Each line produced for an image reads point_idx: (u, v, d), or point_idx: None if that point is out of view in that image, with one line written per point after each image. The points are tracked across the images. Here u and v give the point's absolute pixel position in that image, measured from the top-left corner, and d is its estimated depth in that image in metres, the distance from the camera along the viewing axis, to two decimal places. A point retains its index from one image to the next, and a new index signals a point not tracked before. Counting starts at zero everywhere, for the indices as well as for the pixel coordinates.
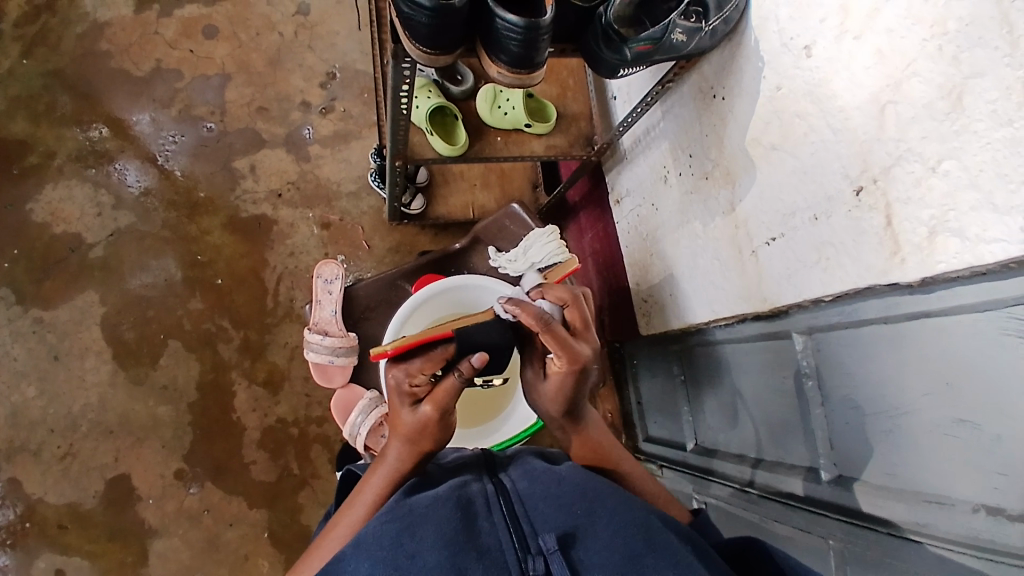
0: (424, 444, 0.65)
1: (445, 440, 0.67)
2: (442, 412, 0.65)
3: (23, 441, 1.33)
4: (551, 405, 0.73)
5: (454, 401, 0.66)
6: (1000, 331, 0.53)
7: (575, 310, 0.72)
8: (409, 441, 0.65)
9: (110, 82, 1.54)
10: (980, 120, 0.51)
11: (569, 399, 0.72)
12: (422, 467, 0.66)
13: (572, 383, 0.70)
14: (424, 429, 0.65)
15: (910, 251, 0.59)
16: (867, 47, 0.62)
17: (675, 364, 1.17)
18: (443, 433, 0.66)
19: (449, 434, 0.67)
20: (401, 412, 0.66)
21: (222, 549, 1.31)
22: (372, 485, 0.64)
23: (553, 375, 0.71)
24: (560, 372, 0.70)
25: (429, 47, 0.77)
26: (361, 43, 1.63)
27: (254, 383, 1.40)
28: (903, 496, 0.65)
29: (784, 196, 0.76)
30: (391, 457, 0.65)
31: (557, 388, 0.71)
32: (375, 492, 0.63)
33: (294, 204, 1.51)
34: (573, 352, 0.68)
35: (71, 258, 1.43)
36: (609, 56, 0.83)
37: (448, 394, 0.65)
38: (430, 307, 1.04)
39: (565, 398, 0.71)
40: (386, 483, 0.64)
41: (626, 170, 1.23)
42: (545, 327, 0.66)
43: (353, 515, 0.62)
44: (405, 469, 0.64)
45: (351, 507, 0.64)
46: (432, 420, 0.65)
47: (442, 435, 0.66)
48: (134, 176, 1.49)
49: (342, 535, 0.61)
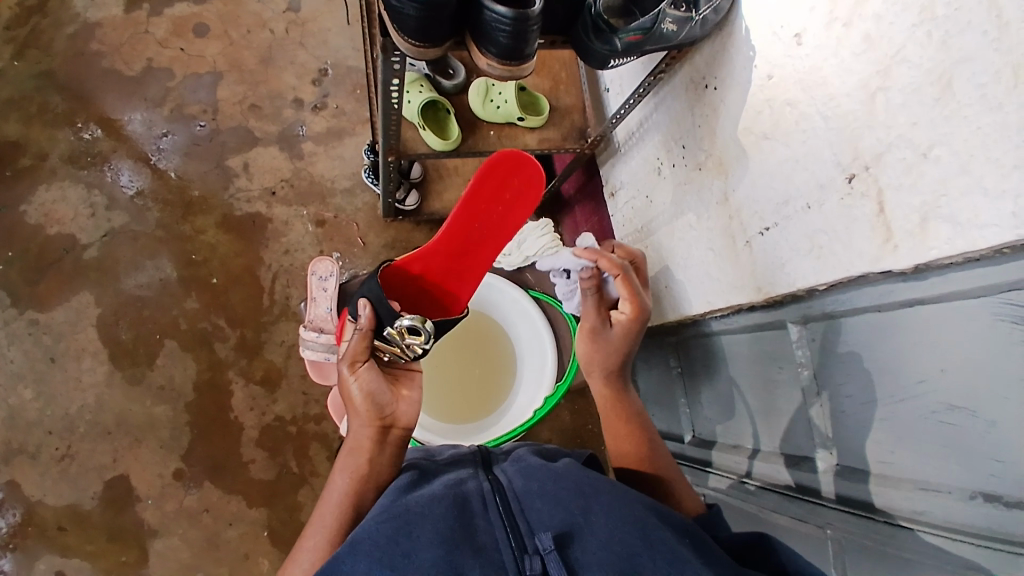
0: (354, 409, 0.68)
1: (367, 400, 0.68)
2: (346, 365, 0.69)
3: (22, 443, 1.33)
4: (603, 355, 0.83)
5: (357, 355, 0.70)
6: (993, 318, 0.53)
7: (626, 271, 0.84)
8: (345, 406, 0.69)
9: (101, 83, 1.54)
10: (971, 105, 0.50)
11: (629, 347, 0.83)
12: (375, 438, 0.66)
13: (633, 332, 0.83)
14: (346, 390, 0.69)
15: (902, 239, 0.59)
16: (857, 33, 0.62)
17: (672, 356, 1.18)
18: (362, 386, 0.68)
19: (371, 394, 0.69)
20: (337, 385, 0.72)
21: (223, 547, 1.31)
22: (340, 466, 0.65)
23: (619, 322, 0.83)
24: (626, 319, 0.83)
25: (419, 40, 0.76)
26: (352, 39, 1.62)
27: (251, 382, 1.40)
28: (897, 484, 0.65)
29: (777, 186, 0.76)
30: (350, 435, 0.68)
31: (620, 336, 0.83)
32: (349, 472, 0.64)
33: (289, 202, 1.50)
34: (641, 302, 0.83)
35: (65, 260, 1.43)
36: (600, 48, 0.83)
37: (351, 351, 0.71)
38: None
39: (628, 346, 0.83)
40: (353, 459, 0.65)
41: (620, 163, 1.22)
42: (623, 271, 0.83)
43: (335, 497, 0.62)
44: (356, 439, 0.66)
45: (329, 493, 0.63)
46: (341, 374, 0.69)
47: (362, 396, 0.68)
48: (128, 176, 1.49)
49: (331, 518, 0.61)
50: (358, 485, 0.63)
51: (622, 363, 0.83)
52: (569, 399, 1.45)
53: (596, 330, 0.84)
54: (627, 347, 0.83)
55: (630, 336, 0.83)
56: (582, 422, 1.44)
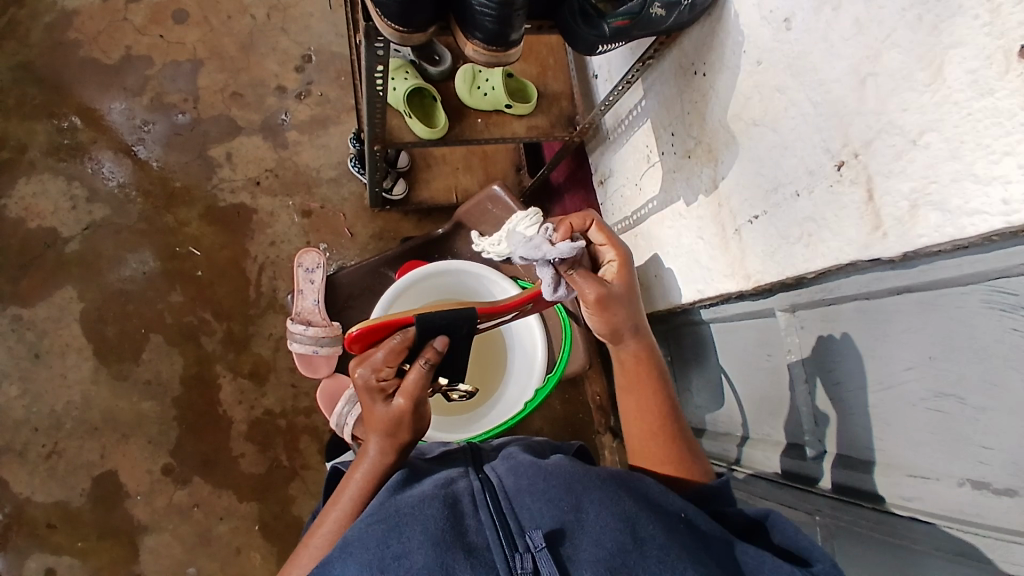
0: (401, 436, 0.65)
1: (420, 428, 0.67)
2: (412, 406, 0.65)
3: (9, 441, 1.32)
4: (628, 315, 0.74)
5: (423, 391, 0.66)
6: (982, 303, 0.53)
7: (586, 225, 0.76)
8: (389, 435, 0.64)
9: (80, 73, 1.50)
10: (962, 90, 0.50)
11: (633, 298, 0.75)
12: (404, 456, 0.66)
13: (629, 281, 0.75)
14: (400, 423, 0.64)
15: (891, 225, 0.58)
16: (846, 17, 0.61)
17: (661, 343, 1.19)
18: (419, 421, 0.66)
19: (423, 422, 0.67)
20: (374, 407, 0.65)
21: (214, 542, 1.31)
22: (369, 471, 0.64)
23: (615, 278, 0.74)
24: (619, 271, 0.75)
25: (402, 25, 0.74)
26: (336, 25, 1.59)
27: (239, 376, 1.39)
28: (884, 470, 0.66)
29: (766, 172, 0.75)
30: (374, 453, 0.64)
31: (625, 289, 0.74)
32: (359, 486, 0.63)
33: (274, 192, 1.48)
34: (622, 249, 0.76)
35: (47, 255, 1.40)
36: (587, 33, 0.80)
37: (418, 384, 0.65)
38: (431, 282, 1.04)
39: (633, 293, 0.75)
40: (370, 474, 0.64)
41: (609, 151, 1.21)
42: (597, 222, 0.76)
43: (341, 507, 0.62)
44: (389, 462, 0.64)
45: (337, 500, 0.63)
46: (406, 411, 0.64)
47: (416, 425, 0.66)
48: (109, 168, 1.45)
49: (353, 498, 0.63)
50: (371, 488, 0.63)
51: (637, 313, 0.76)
52: (560, 388, 1.45)
53: (604, 299, 0.73)
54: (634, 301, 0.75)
55: (632, 284, 0.75)
56: (573, 411, 1.44)
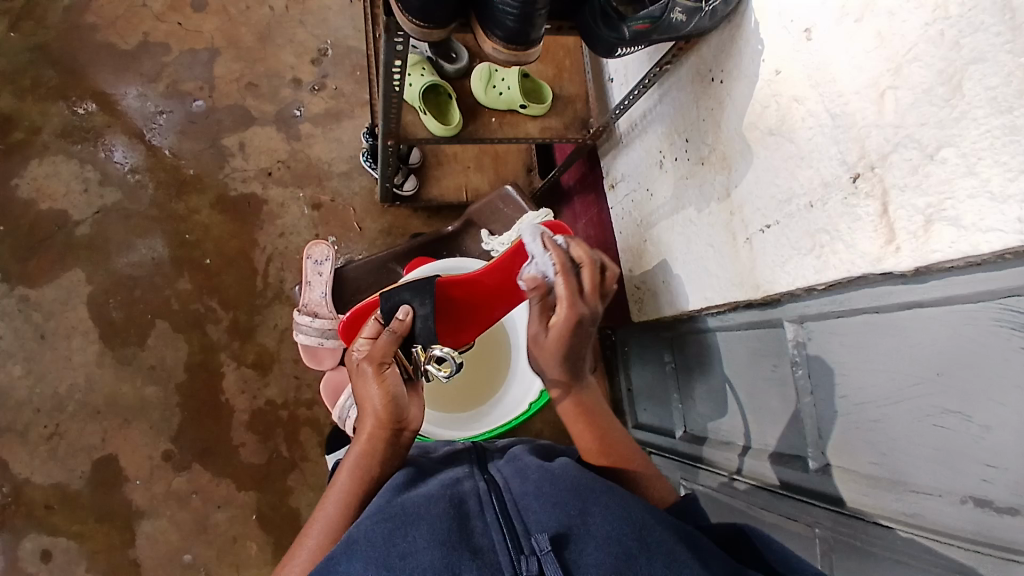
0: (373, 405, 0.65)
1: (390, 396, 0.65)
2: (373, 366, 0.66)
3: (11, 421, 1.32)
4: (551, 363, 0.71)
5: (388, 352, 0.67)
6: (992, 322, 0.53)
7: (603, 271, 0.76)
8: (364, 406, 0.66)
9: (96, 57, 1.50)
10: (980, 107, 0.49)
11: (568, 353, 0.70)
12: (384, 433, 0.64)
13: (568, 339, 0.69)
14: (369, 388, 0.66)
15: (905, 239, 0.58)
16: (868, 29, 0.60)
17: (666, 350, 1.19)
18: (387, 387, 0.65)
19: (396, 392, 0.65)
20: (355, 382, 0.69)
21: (211, 530, 1.31)
22: (355, 448, 0.64)
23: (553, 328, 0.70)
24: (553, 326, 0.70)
25: (421, 20, 0.74)
26: (353, 19, 1.60)
27: (243, 365, 1.39)
28: (887, 486, 0.65)
29: (780, 182, 0.75)
30: (361, 433, 0.65)
31: (555, 343, 0.69)
32: (347, 470, 0.63)
33: (285, 183, 1.48)
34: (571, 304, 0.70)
35: (57, 236, 1.41)
36: (606, 34, 0.81)
37: (380, 347, 0.68)
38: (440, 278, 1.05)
39: (568, 351, 0.70)
40: (357, 456, 0.63)
41: (621, 155, 1.22)
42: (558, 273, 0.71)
43: (332, 497, 0.62)
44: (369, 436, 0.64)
45: (331, 493, 0.62)
46: (369, 376, 0.66)
47: (386, 392, 0.65)
48: (121, 153, 1.46)
49: (340, 483, 0.62)
50: (363, 476, 0.62)
51: (572, 364, 0.71)
52: None
53: (534, 338, 0.72)
54: (561, 357, 0.70)
55: (566, 344, 0.69)
56: None
